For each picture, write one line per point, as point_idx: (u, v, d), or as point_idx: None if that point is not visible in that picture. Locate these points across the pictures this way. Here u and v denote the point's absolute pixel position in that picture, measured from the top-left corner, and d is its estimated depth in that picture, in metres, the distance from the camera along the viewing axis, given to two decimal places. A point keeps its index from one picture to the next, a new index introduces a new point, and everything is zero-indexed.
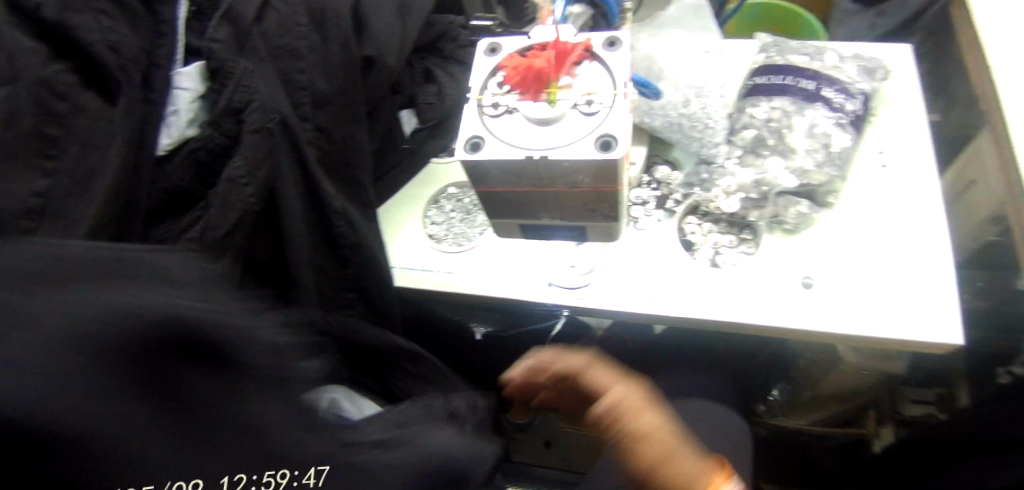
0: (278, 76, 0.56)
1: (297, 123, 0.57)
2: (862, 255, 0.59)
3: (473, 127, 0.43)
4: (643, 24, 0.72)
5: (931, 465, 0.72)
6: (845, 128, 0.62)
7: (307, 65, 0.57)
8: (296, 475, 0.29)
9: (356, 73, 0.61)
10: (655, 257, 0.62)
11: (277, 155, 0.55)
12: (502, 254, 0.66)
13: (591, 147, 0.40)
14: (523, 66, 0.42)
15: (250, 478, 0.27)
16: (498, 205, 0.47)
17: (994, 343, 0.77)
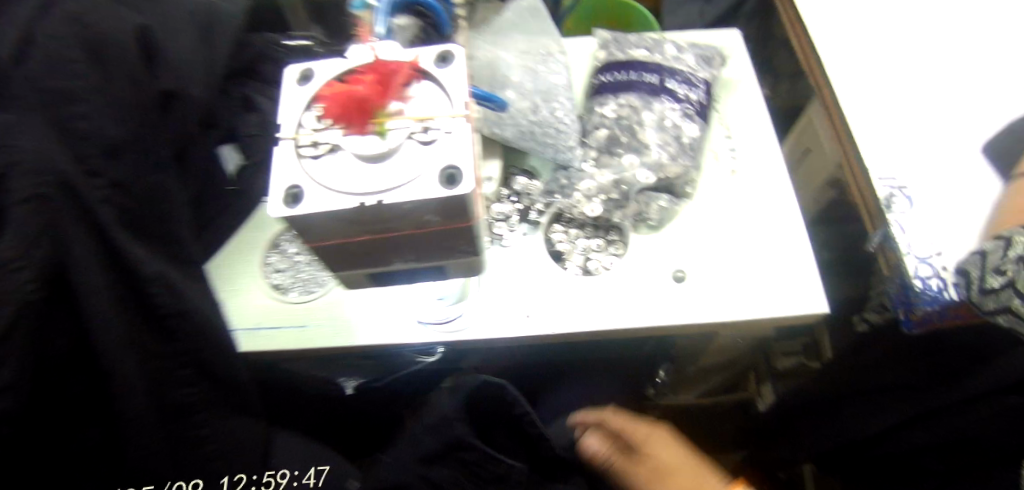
0: (51, 125, 0.43)
1: (87, 184, 0.44)
2: (723, 242, 0.62)
3: (289, 176, 0.33)
4: (480, 31, 0.69)
5: (806, 417, 0.77)
6: (693, 118, 0.64)
7: (91, 108, 0.45)
8: (297, 475, 0.60)
9: (154, 113, 0.52)
10: (526, 275, 0.60)
11: (63, 224, 0.43)
12: (372, 297, 0.59)
13: (433, 182, 0.32)
14: (342, 94, 0.35)
15: (249, 480, 0.58)
16: (338, 262, 0.38)
17: (847, 288, 0.86)
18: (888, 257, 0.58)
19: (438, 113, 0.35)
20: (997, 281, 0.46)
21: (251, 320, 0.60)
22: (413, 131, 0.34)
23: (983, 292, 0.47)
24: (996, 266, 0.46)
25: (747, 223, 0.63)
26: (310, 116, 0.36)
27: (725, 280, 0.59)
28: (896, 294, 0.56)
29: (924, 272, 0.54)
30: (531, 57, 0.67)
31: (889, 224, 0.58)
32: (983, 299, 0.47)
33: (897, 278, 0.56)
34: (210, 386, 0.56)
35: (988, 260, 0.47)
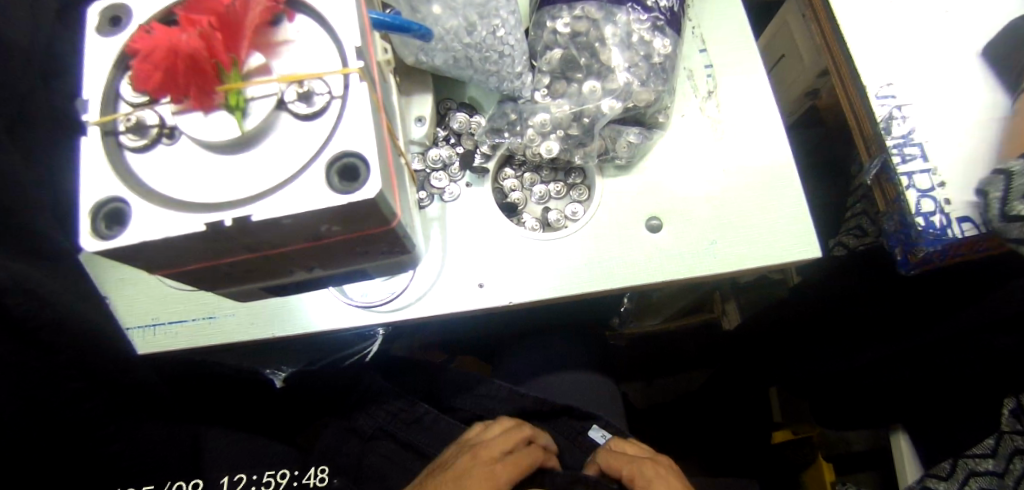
0: None
1: None
2: (704, 179, 0.55)
3: (104, 182, 0.23)
4: None
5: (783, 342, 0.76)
6: (664, 30, 0.54)
7: None
8: (296, 472, 0.55)
9: None
10: (480, 234, 0.51)
11: None
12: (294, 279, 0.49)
13: (322, 180, 0.22)
14: (159, 46, 0.22)
15: (249, 478, 0.53)
16: (209, 280, 0.27)
17: (824, 199, 0.83)
18: (884, 189, 0.57)
19: (322, 67, 0.24)
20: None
21: (145, 315, 0.48)
22: (284, 98, 0.23)
23: (1008, 218, 0.47)
24: None
25: (723, 155, 0.56)
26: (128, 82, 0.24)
27: (701, 223, 0.53)
28: (896, 234, 0.56)
29: (926, 208, 0.52)
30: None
31: (886, 147, 0.55)
32: (1006, 226, 0.47)
33: (897, 215, 0.55)
34: (115, 395, 0.47)
35: (1016, 184, 0.47)
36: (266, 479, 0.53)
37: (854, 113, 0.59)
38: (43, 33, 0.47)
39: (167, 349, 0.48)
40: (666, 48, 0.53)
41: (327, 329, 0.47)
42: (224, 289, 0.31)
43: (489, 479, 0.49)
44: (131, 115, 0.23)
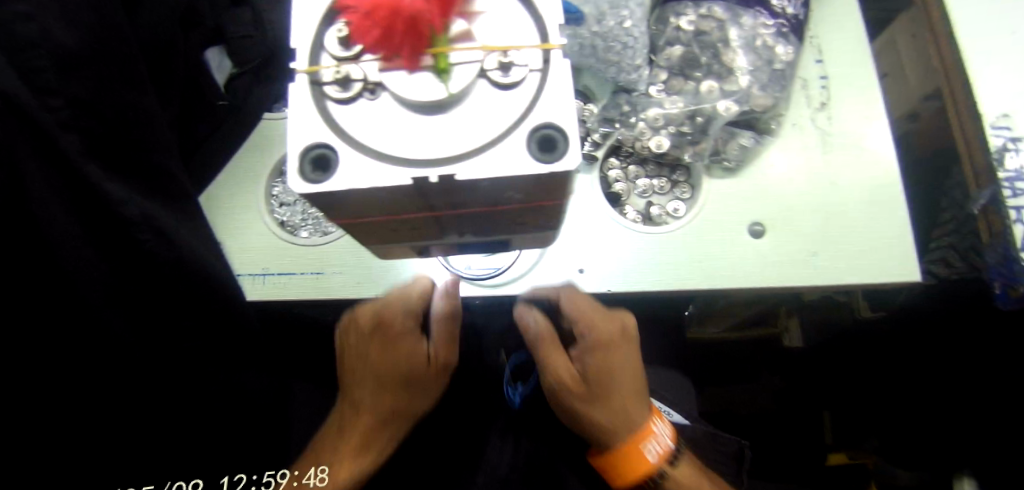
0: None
1: (42, 108, 0.38)
2: (811, 191, 0.54)
3: (310, 130, 0.24)
4: None
5: None
6: (788, 37, 0.52)
7: (32, 6, 0.38)
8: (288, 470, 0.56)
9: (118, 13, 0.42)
10: (586, 229, 0.51)
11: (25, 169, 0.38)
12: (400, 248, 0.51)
13: (522, 149, 0.23)
14: (378, 4, 0.23)
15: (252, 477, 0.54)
16: (374, 235, 0.29)
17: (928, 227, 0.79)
18: (990, 220, 0.55)
19: (521, 41, 0.24)
20: None
21: (257, 265, 0.51)
22: (485, 66, 0.24)
23: None
24: None
25: (831, 167, 0.55)
26: (332, 35, 0.25)
27: (804, 234, 0.52)
28: (995, 267, 0.55)
29: None
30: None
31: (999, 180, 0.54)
32: None
33: (1001, 246, 0.54)
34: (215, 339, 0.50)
35: None
36: (266, 480, 0.54)
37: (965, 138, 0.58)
38: None
39: (272, 297, 0.51)
40: (789, 56, 0.52)
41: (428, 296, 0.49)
42: (378, 245, 0.32)
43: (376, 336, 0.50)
44: (341, 69, 0.24)
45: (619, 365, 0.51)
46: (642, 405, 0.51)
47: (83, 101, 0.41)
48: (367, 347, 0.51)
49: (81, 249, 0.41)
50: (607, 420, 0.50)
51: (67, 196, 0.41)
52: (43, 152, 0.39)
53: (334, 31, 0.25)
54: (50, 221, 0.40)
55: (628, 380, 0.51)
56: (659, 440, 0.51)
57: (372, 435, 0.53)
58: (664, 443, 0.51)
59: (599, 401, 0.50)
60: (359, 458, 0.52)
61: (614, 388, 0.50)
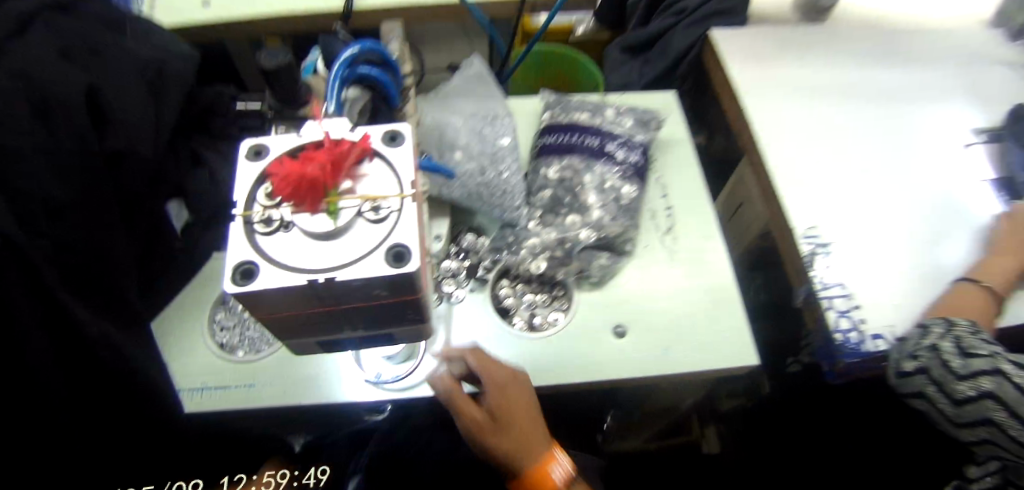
0: None
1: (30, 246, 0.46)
2: (664, 296, 0.66)
3: (239, 251, 0.34)
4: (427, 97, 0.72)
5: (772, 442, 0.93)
6: (630, 179, 0.69)
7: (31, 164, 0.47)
8: (296, 477, 0.65)
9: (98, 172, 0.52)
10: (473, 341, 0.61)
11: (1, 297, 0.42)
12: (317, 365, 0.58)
13: (382, 260, 0.34)
14: (293, 173, 0.36)
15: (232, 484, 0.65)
16: (289, 329, 0.39)
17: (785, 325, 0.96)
18: (811, 310, 0.69)
19: (387, 191, 0.37)
20: (962, 385, 0.56)
21: (196, 380, 0.58)
22: (361, 209, 0.36)
23: (959, 387, 0.56)
24: (956, 363, 0.56)
25: (678, 273, 0.68)
26: (262, 192, 0.37)
27: (662, 327, 0.64)
28: (822, 349, 0.67)
29: (844, 325, 0.65)
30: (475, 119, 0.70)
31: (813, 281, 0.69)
32: (960, 382, 0.56)
33: (821, 332, 0.67)
34: None
35: (940, 370, 0.57)
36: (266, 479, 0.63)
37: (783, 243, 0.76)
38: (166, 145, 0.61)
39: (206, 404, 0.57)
40: (632, 194, 0.68)
41: (350, 401, 0.56)
42: (290, 341, 0.40)
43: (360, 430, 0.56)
44: (266, 212, 0.36)
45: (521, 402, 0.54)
46: (542, 432, 0.56)
47: (60, 236, 0.50)
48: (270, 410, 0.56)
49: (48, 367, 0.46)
50: (508, 448, 0.53)
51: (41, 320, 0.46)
52: None
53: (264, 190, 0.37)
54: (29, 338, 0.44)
55: (529, 413, 0.55)
56: (562, 465, 0.56)
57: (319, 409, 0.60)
58: (568, 465, 0.56)
59: (502, 431, 0.53)
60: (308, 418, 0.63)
61: (514, 421, 0.53)
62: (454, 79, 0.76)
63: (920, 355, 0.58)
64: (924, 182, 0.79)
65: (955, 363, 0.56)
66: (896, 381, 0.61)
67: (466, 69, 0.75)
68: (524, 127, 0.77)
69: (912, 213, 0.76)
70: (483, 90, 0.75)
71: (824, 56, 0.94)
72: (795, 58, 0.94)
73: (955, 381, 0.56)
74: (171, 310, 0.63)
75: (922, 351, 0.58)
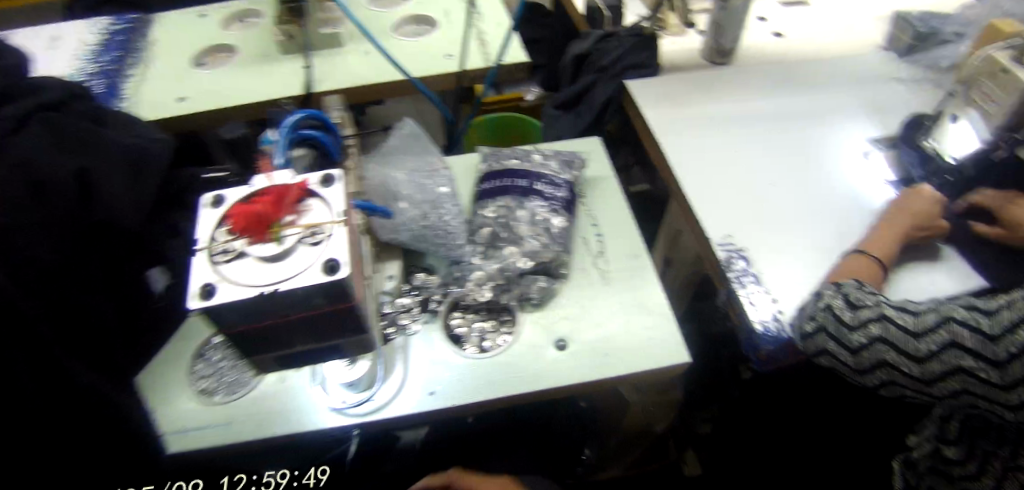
0: None
1: (27, 305, 0.54)
2: (604, 307, 0.72)
3: (202, 276, 0.42)
4: (372, 155, 0.80)
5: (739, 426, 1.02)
6: (559, 212, 0.77)
7: (30, 239, 0.56)
8: (293, 475, 0.72)
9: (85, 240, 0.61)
10: (432, 368, 0.65)
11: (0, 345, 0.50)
12: (291, 404, 0.62)
13: (318, 273, 0.42)
14: (243, 213, 0.45)
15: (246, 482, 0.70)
16: (251, 344, 0.46)
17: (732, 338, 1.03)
18: (734, 307, 0.79)
19: (323, 220, 0.45)
20: (856, 334, 0.65)
21: (176, 425, 0.62)
22: (301, 236, 0.44)
23: (854, 336, 0.65)
24: (842, 317, 0.66)
25: (615, 286, 0.75)
26: (220, 231, 0.45)
27: (605, 334, 0.70)
28: (745, 341, 0.77)
29: (766, 317, 0.73)
30: (415, 175, 0.78)
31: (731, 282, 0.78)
32: (854, 332, 0.65)
33: (745, 326, 0.76)
34: None
35: (835, 325, 0.66)
36: (266, 479, 0.70)
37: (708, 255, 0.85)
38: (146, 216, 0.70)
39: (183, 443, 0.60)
40: (562, 223, 0.75)
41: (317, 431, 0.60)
42: (251, 354, 0.47)
43: None
44: (225, 245, 0.44)
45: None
46: None
47: (54, 295, 0.57)
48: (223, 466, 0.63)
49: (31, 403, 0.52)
50: None
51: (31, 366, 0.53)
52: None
53: (221, 229, 0.46)
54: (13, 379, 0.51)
55: None
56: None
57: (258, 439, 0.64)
58: None
59: None
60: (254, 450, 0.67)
61: None
62: (392, 140, 0.84)
63: (819, 315, 0.68)
64: (823, 187, 0.90)
65: (843, 316, 0.66)
66: (803, 345, 0.69)
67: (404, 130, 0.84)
68: (464, 177, 0.86)
69: (817, 217, 0.85)
70: (423, 145, 0.84)
71: (727, 93, 1.08)
72: (701, 96, 1.07)
73: (849, 333, 0.65)
74: (154, 364, 0.67)
75: (819, 313, 0.68)
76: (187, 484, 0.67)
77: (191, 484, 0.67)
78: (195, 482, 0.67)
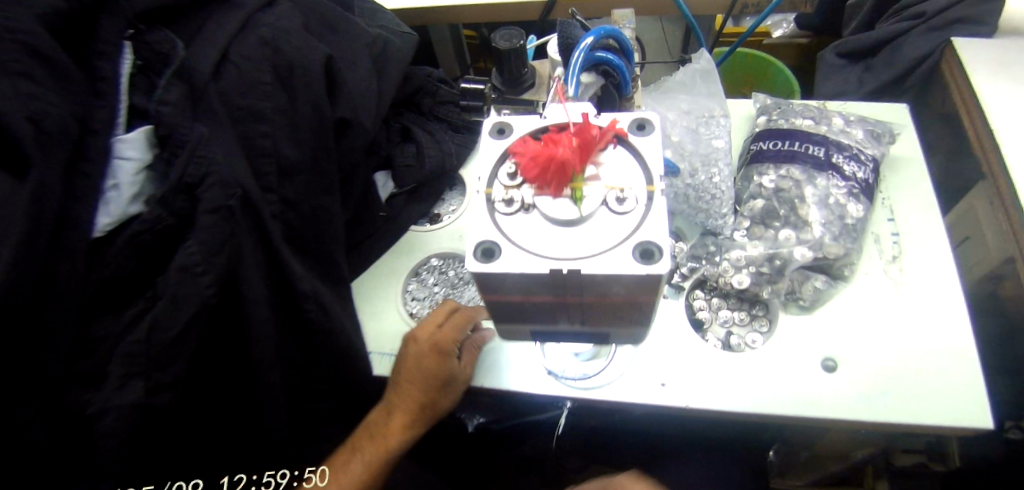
0: (239, 141, 0.53)
1: (262, 200, 0.53)
2: (885, 334, 0.56)
3: (484, 228, 0.34)
4: (649, 89, 0.72)
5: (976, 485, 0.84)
6: (858, 197, 0.61)
7: (273, 129, 0.54)
8: (291, 476, 0.62)
9: (326, 138, 0.57)
10: (673, 349, 0.57)
11: (238, 237, 0.51)
12: (507, 351, 0.59)
13: (629, 256, 0.32)
14: (543, 154, 0.34)
15: (251, 478, 0.61)
16: (510, 315, 0.38)
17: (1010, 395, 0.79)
18: None
19: (632, 183, 0.35)
20: None
21: (387, 346, 0.63)
22: (606, 198, 0.34)
23: None
24: None
25: (900, 311, 0.57)
26: (504, 170, 0.36)
27: (873, 372, 0.54)
28: None
29: None
30: (690, 117, 0.67)
31: None
32: None
33: None
34: (338, 401, 0.63)
35: None
36: (266, 479, 0.61)
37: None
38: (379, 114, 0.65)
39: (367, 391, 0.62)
40: (859, 213, 0.60)
41: (515, 390, 0.57)
42: (502, 324, 0.40)
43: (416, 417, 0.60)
44: (510, 193, 0.35)
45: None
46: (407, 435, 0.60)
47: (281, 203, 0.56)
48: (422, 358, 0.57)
49: (262, 335, 0.53)
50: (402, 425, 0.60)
51: (265, 279, 0.54)
52: (226, 220, 0.49)
53: (505, 168, 0.36)
54: (248, 279, 0.52)
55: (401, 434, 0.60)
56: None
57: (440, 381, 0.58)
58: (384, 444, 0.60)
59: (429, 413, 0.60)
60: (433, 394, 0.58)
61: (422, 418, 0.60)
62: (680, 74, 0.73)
63: None
64: None
65: None
66: None
67: (694, 65, 0.72)
68: (739, 130, 0.73)
69: None
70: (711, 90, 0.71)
71: None
72: None
73: None
74: (370, 272, 0.68)
75: None
76: (194, 482, 0.57)
77: (194, 483, 0.57)
78: (196, 483, 0.57)
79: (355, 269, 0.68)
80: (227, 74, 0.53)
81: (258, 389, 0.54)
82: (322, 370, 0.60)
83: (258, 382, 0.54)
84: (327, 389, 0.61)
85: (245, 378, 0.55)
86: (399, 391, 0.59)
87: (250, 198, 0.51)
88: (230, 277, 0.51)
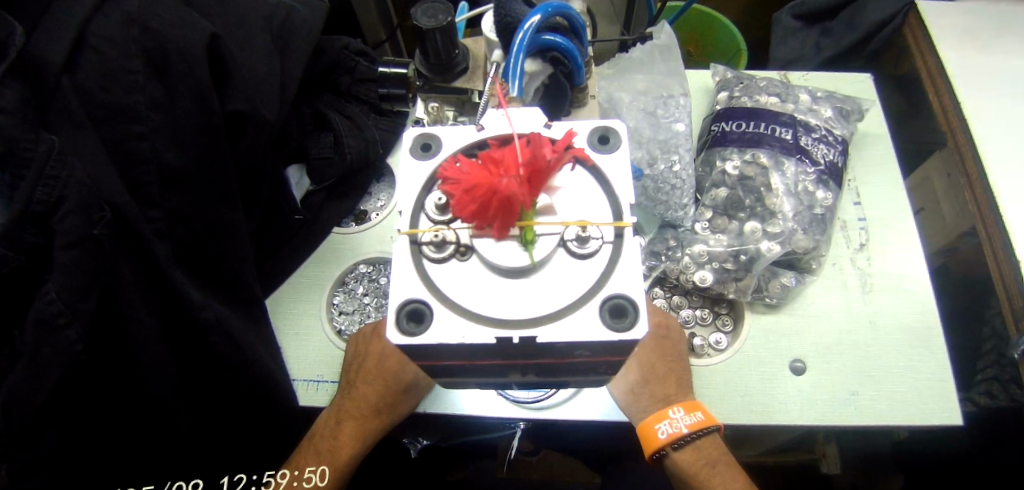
0: (105, 146, 0.41)
1: (139, 215, 0.42)
2: (854, 329, 0.54)
3: (410, 284, 0.27)
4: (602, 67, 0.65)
5: None
6: (827, 183, 0.57)
7: (149, 128, 0.43)
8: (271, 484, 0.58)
9: (219, 134, 0.47)
10: None
11: (115, 269, 0.41)
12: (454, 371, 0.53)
13: (594, 316, 0.26)
14: (477, 184, 0.26)
15: (248, 477, 0.56)
16: (448, 371, 0.31)
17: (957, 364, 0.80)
18: None
19: (596, 215, 0.28)
20: None
21: (313, 371, 0.57)
22: (565, 237, 0.27)
23: None
24: None
25: (866, 302, 0.55)
26: (431, 201, 0.29)
27: (842, 373, 0.51)
28: None
29: None
30: (644, 99, 0.61)
31: None
32: None
33: None
34: (264, 436, 0.55)
35: None
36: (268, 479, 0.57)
37: (1005, 285, 0.56)
38: (288, 99, 0.54)
39: (293, 422, 0.55)
40: (828, 201, 0.56)
41: (469, 415, 0.51)
42: (443, 378, 0.34)
43: (363, 427, 0.51)
44: (438, 233, 0.27)
45: (656, 346, 0.50)
46: (354, 449, 0.51)
47: (171, 219, 0.46)
48: (383, 354, 0.51)
49: (156, 383, 0.46)
50: (347, 434, 0.51)
51: (156, 313, 0.45)
52: (90, 254, 0.39)
53: (433, 197, 0.29)
54: (133, 318, 0.43)
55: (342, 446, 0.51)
56: (673, 423, 0.46)
57: (397, 381, 0.50)
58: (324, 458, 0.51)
59: (380, 420, 0.51)
60: (386, 398, 0.50)
61: (373, 427, 0.51)
62: (636, 50, 0.66)
63: None
64: None
65: None
66: None
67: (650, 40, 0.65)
68: (697, 106, 0.67)
69: None
70: (670, 66, 0.64)
71: None
72: None
73: None
74: (290, 284, 0.60)
75: None
76: (195, 480, 0.51)
77: (195, 483, 0.51)
78: (197, 480, 0.52)
79: (273, 282, 0.59)
80: (87, 62, 0.41)
81: (159, 438, 0.48)
82: (237, 406, 0.52)
83: (159, 430, 0.48)
84: (245, 426, 0.53)
85: (145, 422, 0.47)
86: (354, 393, 0.50)
87: (124, 220, 0.41)
88: (108, 313, 0.42)
